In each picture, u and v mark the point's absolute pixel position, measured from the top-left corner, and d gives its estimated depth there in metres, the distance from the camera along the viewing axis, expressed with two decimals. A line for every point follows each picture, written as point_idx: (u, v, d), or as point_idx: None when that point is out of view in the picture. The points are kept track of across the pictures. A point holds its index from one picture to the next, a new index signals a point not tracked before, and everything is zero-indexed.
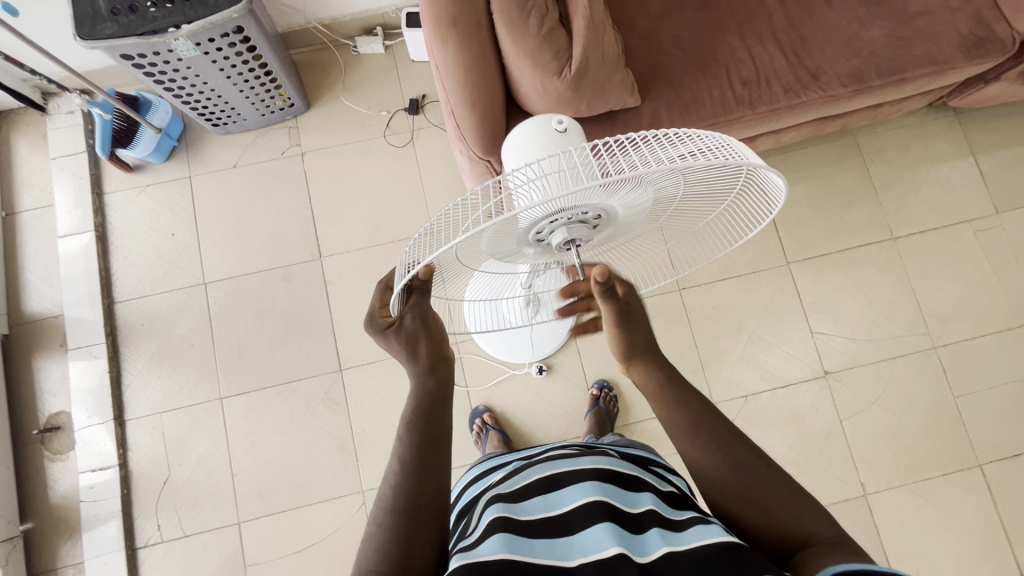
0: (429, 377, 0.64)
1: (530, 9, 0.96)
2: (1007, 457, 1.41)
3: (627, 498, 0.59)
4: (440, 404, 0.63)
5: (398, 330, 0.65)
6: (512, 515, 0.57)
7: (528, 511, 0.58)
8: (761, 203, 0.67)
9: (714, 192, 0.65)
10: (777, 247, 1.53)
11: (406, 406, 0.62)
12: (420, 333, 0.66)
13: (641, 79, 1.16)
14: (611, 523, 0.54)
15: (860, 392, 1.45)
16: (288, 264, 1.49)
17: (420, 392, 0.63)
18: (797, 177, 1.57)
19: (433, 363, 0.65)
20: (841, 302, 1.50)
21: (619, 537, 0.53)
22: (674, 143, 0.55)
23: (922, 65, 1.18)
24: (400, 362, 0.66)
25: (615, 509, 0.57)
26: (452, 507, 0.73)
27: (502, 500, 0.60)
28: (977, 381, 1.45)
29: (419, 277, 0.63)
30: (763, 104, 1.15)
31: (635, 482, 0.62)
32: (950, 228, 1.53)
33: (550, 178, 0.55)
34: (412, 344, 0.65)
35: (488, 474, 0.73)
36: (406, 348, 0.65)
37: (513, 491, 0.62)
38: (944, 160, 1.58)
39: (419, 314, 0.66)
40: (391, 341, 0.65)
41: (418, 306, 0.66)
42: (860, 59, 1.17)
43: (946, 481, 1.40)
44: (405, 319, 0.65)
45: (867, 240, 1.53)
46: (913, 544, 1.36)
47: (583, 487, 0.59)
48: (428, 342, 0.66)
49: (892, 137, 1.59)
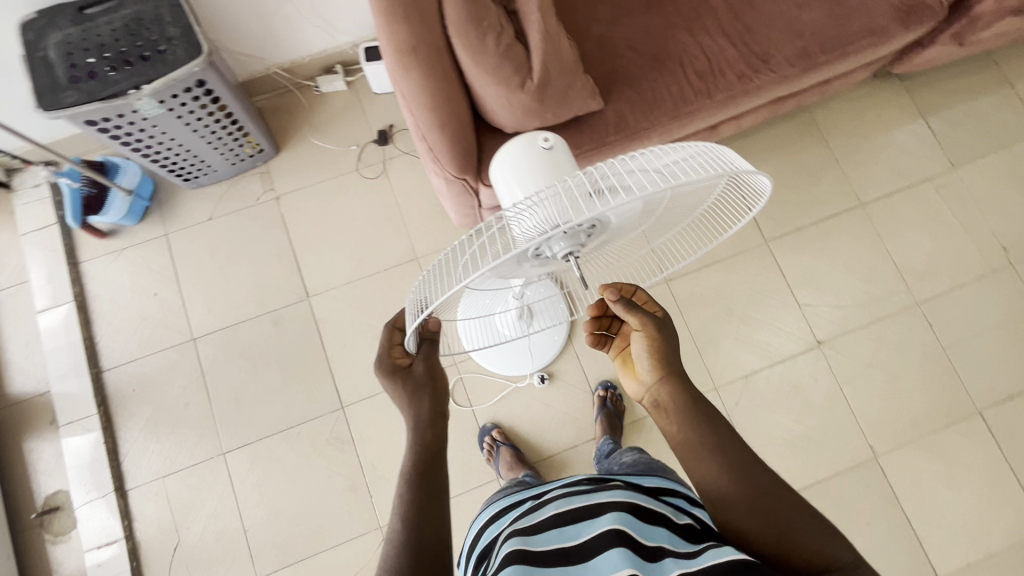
0: (427, 430, 0.65)
1: (487, 29, 0.98)
2: (1003, 400, 1.45)
3: (644, 528, 0.60)
4: (434, 460, 0.64)
5: (406, 376, 0.68)
6: (527, 548, 0.58)
7: (542, 543, 0.60)
8: (745, 204, 0.69)
9: (702, 195, 0.67)
10: (754, 227, 1.57)
11: (404, 460, 0.63)
12: (428, 384, 0.69)
13: (601, 83, 1.19)
14: (625, 548, 0.56)
15: (854, 358, 1.48)
16: (277, 309, 1.47)
17: (418, 447, 0.64)
18: (763, 159, 1.61)
19: (436, 414, 0.67)
20: (823, 273, 1.54)
21: (633, 565, 0.54)
22: (666, 155, 0.58)
23: (861, 39, 1.24)
24: (400, 409, 0.68)
25: (629, 535, 0.57)
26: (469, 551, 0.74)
27: (517, 535, 0.61)
28: (963, 331, 1.50)
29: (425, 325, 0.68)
30: (719, 92, 1.20)
31: (652, 514, 0.63)
32: (912, 188, 1.60)
33: (548, 202, 0.56)
34: (418, 392, 0.68)
35: (506, 507, 0.74)
36: (411, 393, 0.67)
37: (529, 525, 0.63)
38: (897, 126, 1.65)
39: (428, 363, 0.70)
40: (398, 384, 0.67)
41: (427, 359, 0.71)
42: (803, 39, 1.22)
43: (949, 431, 1.43)
44: (415, 364, 0.69)
45: (838, 210, 1.58)
46: (928, 497, 1.39)
47: (600, 519, 0.60)
48: (431, 394, 0.68)
49: (845, 109, 1.66)
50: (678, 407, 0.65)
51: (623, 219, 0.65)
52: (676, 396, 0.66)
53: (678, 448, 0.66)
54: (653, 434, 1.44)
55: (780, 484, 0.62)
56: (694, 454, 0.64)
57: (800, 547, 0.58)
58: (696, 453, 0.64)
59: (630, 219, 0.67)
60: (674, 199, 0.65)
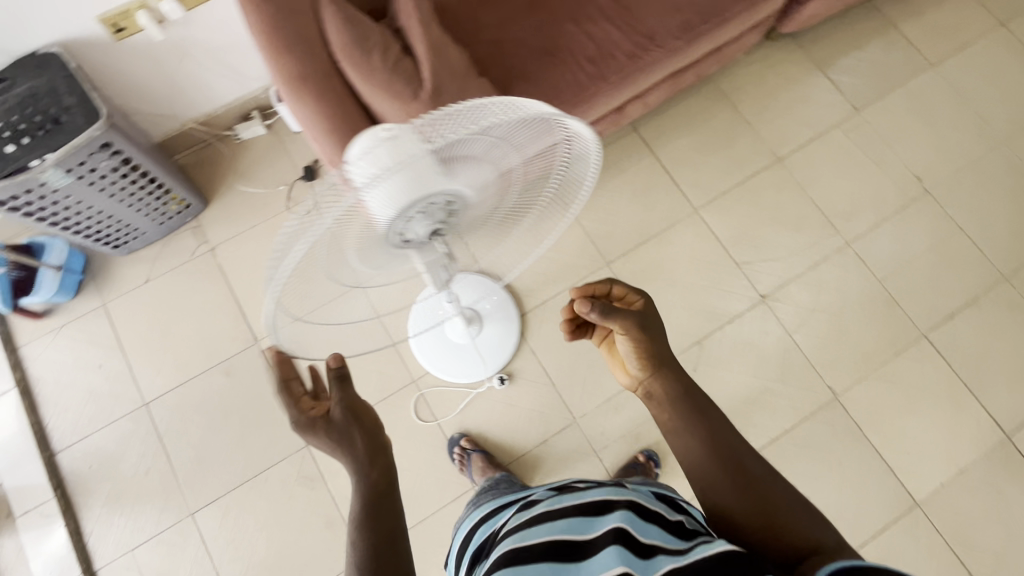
0: (371, 471, 0.66)
1: (371, 50, 1.03)
2: (943, 320, 1.51)
3: (641, 524, 0.58)
4: (383, 495, 0.66)
5: (327, 426, 0.66)
6: (518, 547, 0.57)
7: (534, 537, 0.58)
8: (585, 165, 0.76)
9: (545, 154, 0.72)
10: (682, 198, 1.61)
11: (353, 505, 0.64)
12: (354, 426, 0.67)
13: (500, 83, 1.23)
14: (619, 546, 0.54)
15: (799, 306, 1.52)
16: (227, 358, 1.46)
17: (364, 486, 0.65)
18: (680, 132, 1.67)
19: (378, 453, 0.67)
20: (755, 230, 1.59)
21: (626, 564, 0.52)
22: (503, 120, 0.61)
23: (736, 4, 1.31)
24: (336, 458, 0.66)
25: (625, 532, 0.56)
26: (466, 546, 0.72)
27: (513, 534, 0.60)
28: (894, 261, 1.55)
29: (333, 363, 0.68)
30: (613, 74, 1.25)
31: (651, 511, 0.61)
32: (823, 136, 1.67)
33: (396, 176, 0.58)
34: (347, 438, 0.66)
35: (500, 508, 0.72)
36: (340, 443, 0.66)
37: (522, 521, 0.61)
38: (798, 81, 1.72)
39: (348, 403, 0.68)
40: (323, 435, 0.65)
41: (344, 396, 0.69)
42: (683, 13, 1.29)
43: (899, 359, 1.48)
44: (333, 411, 0.67)
45: (758, 168, 1.64)
46: (890, 425, 1.43)
47: (594, 516, 0.59)
48: (361, 432, 0.67)
49: (748, 73, 1.73)
50: (673, 399, 0.68)
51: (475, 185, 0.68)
52: (670, 391, 0.69)
53: (670, 439, 0.69)
54: (621, 414, 1.45)
55: (776, 476, 0.63)
56: (688, 443, 0.67)
57: (793, 534, 0.58)
58: (691, 447, 0.66)
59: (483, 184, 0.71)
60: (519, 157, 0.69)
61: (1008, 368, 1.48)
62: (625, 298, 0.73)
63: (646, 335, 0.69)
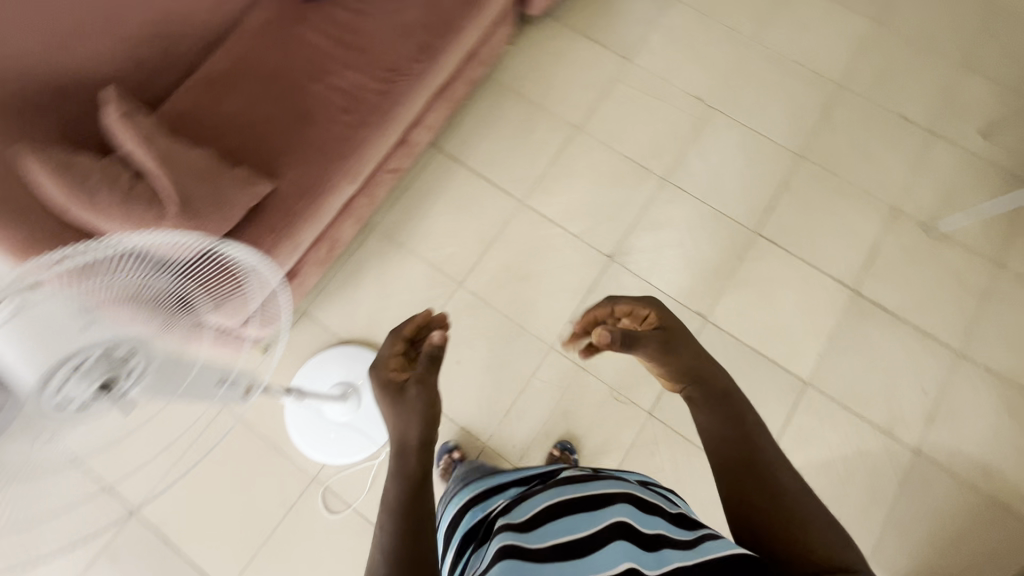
0: (415, 454, 0.66)
1: (93, 184, 0.96)
2: (766, 213, 1.64)
3: (643, 520, 0.65)
4: (424, 481, 0.65)
5: (397, 394, 0.70)
6: (522, 543, 0.61)
7: (539, 538, 0.62)
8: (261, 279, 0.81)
9: (220, 278, 0.77)
10: (506, 195, 1.65)
11: (388, 474, 0.66)
12: (417, 411, 0.67)
13: (261, 164, 1.20)
14: (624, 543, 0.60)
15: (645, 251, 1.60)
16: (107, 544, 1.33)
17: (403, 463, 0.66)
18: (481, 137, 1.71)
19: (427, 440, 0.67)
20: (581, 198, 1.65)
21: (633, 560, 0.58)
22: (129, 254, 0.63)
23: (462, 11, 1.35)
24: (386, 416, 0.69)
25: (628, 527, 0.63)
26: (451, 533, 0.79)
27: (511, 525, 0.65)
28: (708, 179, 1.68)
29: (432, 341, 0.71)
30: (373, 115, 1.26)
31: (650, 507, 0.69)
32: (607, 93, 1.77)
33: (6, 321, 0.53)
34: (404, 422, 0.67)
35: (489, 497, 0.78)
36: (397, 410, 0.68)
37: (524, 517, 0.66)
38: (567, 51, 1.82)
39: (422, 392, 0.69)
40: (388, 393, 0.70)
41: (420, 381, 0.70)
42: (415, 36, 1.32)
43: (744, 262, 1.59)
44: (407, 385, 0.70)
45: (563, 142, 1.71)
46: (759, 323, 1.54)
47: (601, 513, 0.65)
48: (422, 421, 0.67)
49: (520, 60, 1.80)
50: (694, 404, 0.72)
51: (156, 322, 0.68)
52: (705, 401, 0.71)
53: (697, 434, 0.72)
54: (527, 418, 1.46)
55: (809, 495, 0.62)
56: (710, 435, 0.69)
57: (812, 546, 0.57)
58: (710, 428, 0.69)
59: (169, 320, 0.71)
60: (193, 284, 0.73)
61: (834, 230, 1.63)
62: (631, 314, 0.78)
63: (666, 344, 0.72)
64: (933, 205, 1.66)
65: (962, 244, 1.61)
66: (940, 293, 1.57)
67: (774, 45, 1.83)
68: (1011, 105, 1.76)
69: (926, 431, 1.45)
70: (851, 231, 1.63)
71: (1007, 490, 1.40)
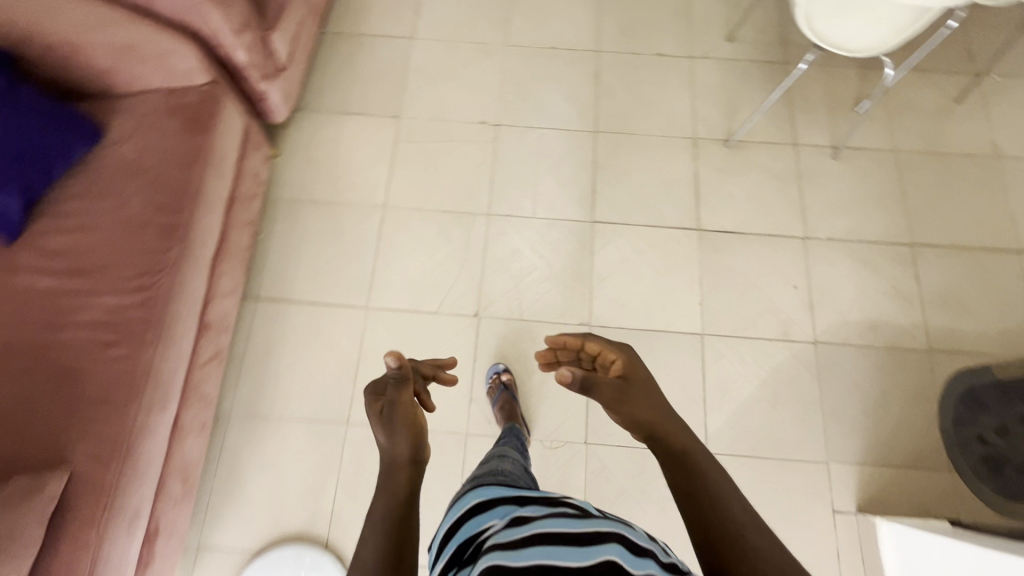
0: (400, 472, 0.76)
1: None
2: (592, 199, 1.65)
3: (636, 562, 0.62)
4: (412, 496, 0.75)
5: (381, 415, 0.81)
6: (506, 562, 0.60)
7: (527, 559, 0.60)
8: None
9: None
10: (348, 309, 1.53)
11: (377, 504, 0.73)
12: (399, 427, 0.79)
13: (39, 454, 0.99)
14: None
15: (504, 292, 1.55)
16: None
17: (393, 485, 0.75)
18: (293, 263, 1.58)
19: (413, 457, 0.78)
20: (421, 273, 1.57)
21: None
22: None
23: (190, 172, 1.20)
24: (379, 436, 0.81)
25: (620, 568, 0.60)
26: (445, 530, 0.78)
27: (498, 546, 0.63)
28: (527, 194, 1.66)
29: (394, 364, 0.82)
30: (146, 331, 1.09)
31: (643, 548, 0.65)
32: (395, 159, 1.70)
33: None
34: (394, 434, 0.79)
35: (487, 503, 0.75)
36: (385, 428, 0.80)
37: (515, 538, 0.64)
38: (337, 137, 1.72)
39: (402, 412, 0.80)
40: (375, 420, 0.81)
41: (401, 398, 0.82)
42: (152, 223, 1.15)
43: (596, 254, 1.59)
44: (389, 404, 0.81)
45: (377, 228, 1.62)
46: (636, 303, 1.55)
47: (591, 548, 0.62)
48: (405, 435, 0.79)
49: (295, 167, 1.67)
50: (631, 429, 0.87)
51: None
52: (660, 439, 0.82)
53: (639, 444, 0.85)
54: None
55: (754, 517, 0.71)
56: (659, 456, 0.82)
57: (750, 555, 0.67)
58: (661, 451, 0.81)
59: None
60: None
61: (656, 185, 1.67)
62: (602, 353, 0.92)
63: (626, 384, 0.86)
64: (722, 121, 1.75)
65: (761, 143, 1.72)
66: (765, 194, 1.67)
67: (525, 41, 1.84)
68: (741, 3, 1.90)
69: (812, 322, 1.53)
70: (669, 178, 1.68)
71: (896, 335, 1.52)
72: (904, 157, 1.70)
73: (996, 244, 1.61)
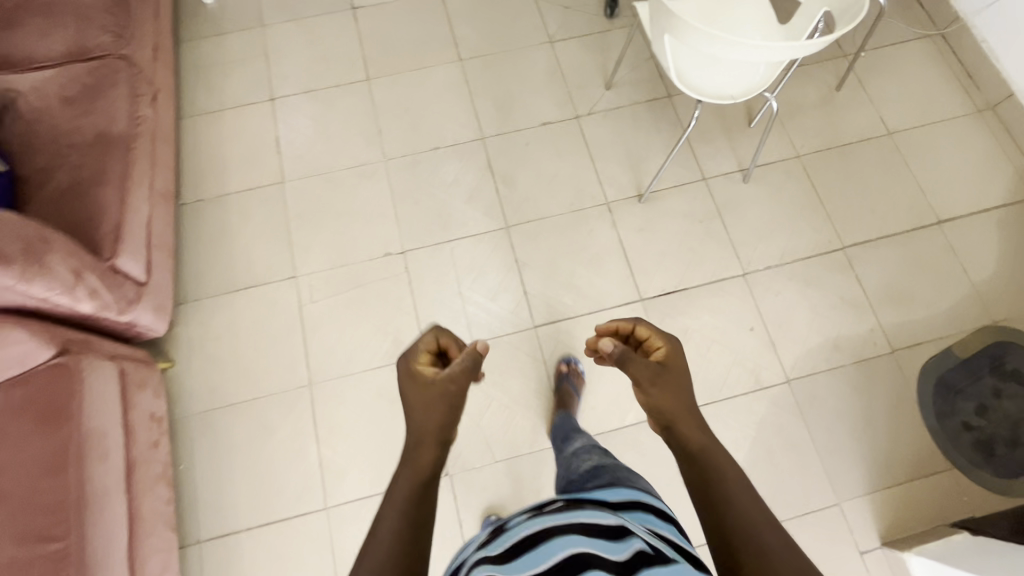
0: (432, 452, 0.63)
1: None
2: (526, 302, 1.55)
3: (615, 547, 0.61)
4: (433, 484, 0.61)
5: (429, 387, 0.68)
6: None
7: (516, 571, 0.60)
8: None
9: None
10: (305, 515, 1.36)
11: (400, 489, 0.60)
12: (443, 403, 0.66)
13: None
14: (599, 574, 0.57)
15: (467, 436, 1.43)
16: None
17: (416, 474, 0.61)
18: (228, 482, 1.39)
19: (443, 438, 0.65)
20: (372, 446, 1.42)
21: None
22: None
23: (63, 479, 1.00)
24: (410, 406, 0.67)
25: (601, 558, 0.59)
26: None
27: (489, 560, 0.63)
28: (459, 319, 1.53)
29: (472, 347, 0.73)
30: None
31: (623, 528, 0.64)
32: (306, 324, 1.52)
33: None
34: (433, 413, 0.66)
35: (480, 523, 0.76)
36: (425, 403, 0.66)
37: (503, 550, 0.64)
38: (234, 319, 1.53)
39: (450, 395, 0.67)
40: (417, 390, 0.67)
41: (453, 376, 0.69)
42: (32, 562, 0.94)
43: (549, 362, 1.49)
44: (443, 378, 0.68)
45: (309, 410, 1.44)
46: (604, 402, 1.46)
47: (572, 540, 0.61)
48: (446, 416, 0.66)
49: (197, 370, 1.47)
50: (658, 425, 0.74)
51: None
52: (679, 437, 0.69)
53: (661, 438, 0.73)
54: None
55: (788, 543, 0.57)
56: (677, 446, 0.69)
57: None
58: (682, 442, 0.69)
59: None
60: None
61: (585, 265, 1.58)
62: (649, 340, 0.82)
63: (664, 369, 0.74)
64: (629, 176, 1.68)
65: (673, 187, 1.66)
66: (694, 239, 1.61)
67: (404, 149, 1.71)
68: (608, 46, 1.84)
69: (780, 361, 1.50)
70: (596, 254, 1.59)
71: (860, 347, 1.51)
72: (809, 160, 1.70)
73: (918, 222, 1.63)
